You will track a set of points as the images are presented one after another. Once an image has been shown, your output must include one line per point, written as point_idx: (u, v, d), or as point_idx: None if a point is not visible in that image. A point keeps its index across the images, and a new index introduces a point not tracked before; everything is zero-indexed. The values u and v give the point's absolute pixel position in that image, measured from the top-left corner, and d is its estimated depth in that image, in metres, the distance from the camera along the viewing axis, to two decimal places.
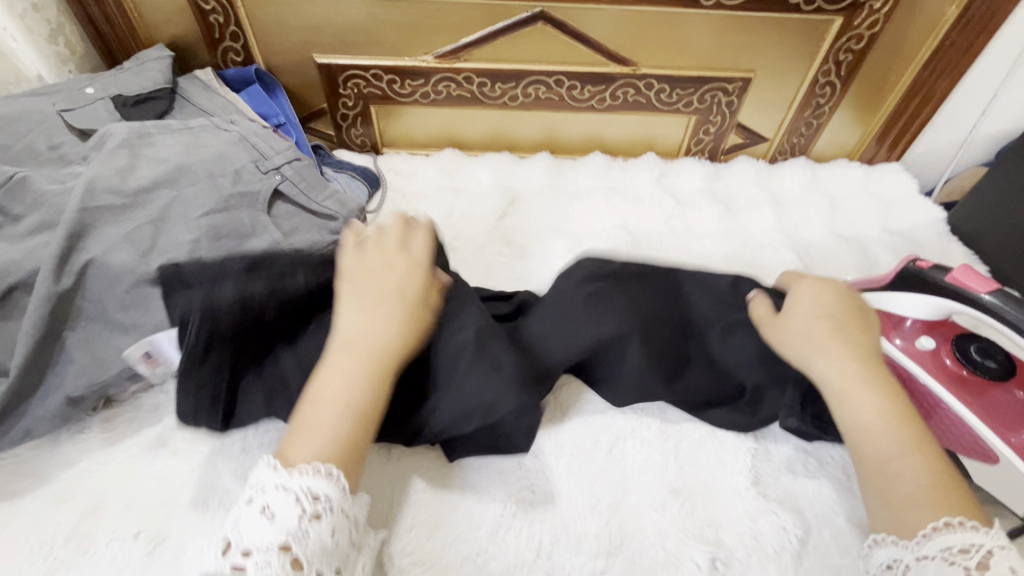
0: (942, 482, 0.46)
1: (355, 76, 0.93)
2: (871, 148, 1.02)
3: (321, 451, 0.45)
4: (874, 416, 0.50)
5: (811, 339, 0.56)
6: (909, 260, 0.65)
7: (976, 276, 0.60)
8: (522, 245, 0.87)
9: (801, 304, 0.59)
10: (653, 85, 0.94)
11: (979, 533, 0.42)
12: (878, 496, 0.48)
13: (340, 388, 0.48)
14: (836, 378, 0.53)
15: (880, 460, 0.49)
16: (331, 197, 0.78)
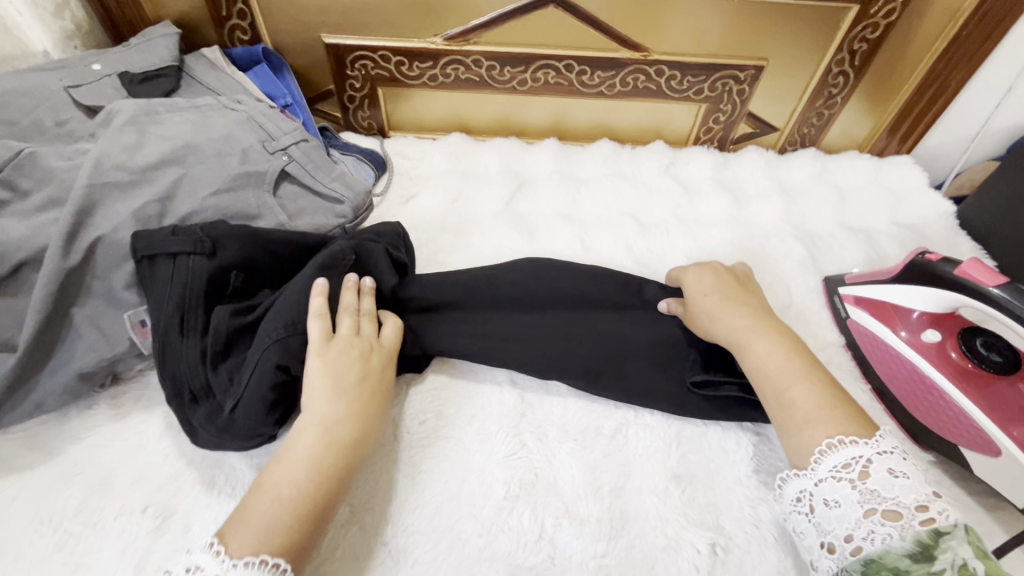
0: (830, 402, 0.53)
1: (363, 57, 0.92)
2: (882, 141, 1.01)
3: (264, 535, 0.45)
4: (770, 356, 0.58)
5: (706, 311, 0.65)
6: (919, 253, 0.66)
7: (985, 269, 0.59)
8: (528, 231, 0.87)
9: (698, 292, 0.67)
10: (664, 71, 0.93)
11: (861, 445, 0.49)
12: (784, 429, 0.54)
13: (292, 481, 0.48)
14: (731, 336, 0.61)
15: (778, 396, 0.56)
16: (338, 178, 0.76)
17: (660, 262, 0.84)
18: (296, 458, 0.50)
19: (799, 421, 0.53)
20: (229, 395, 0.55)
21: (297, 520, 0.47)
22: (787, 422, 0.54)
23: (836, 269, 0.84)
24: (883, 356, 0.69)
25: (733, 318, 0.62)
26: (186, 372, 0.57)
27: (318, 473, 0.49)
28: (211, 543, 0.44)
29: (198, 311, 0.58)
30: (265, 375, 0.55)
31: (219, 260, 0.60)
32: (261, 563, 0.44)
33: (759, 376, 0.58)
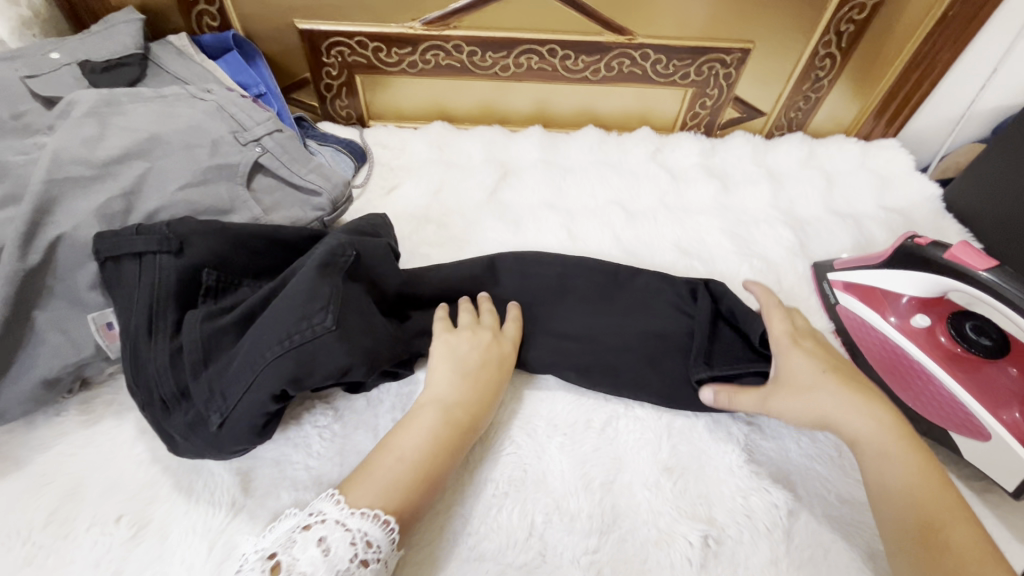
0: (987, 553, 0.44)
1: (338, 43, 0.89)
2: (869, 124, 1.00)
3: (382, 497, 0.47)
4: (910, 486, 0.49)
5: (823, 395, 0.55)
6: (908, 237, 0.65)
7: (974, 252, 0.59)
8: (513, 221, 0.85)
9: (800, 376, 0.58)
10: (650, 55, 0.90)
11: None
12: (919, 564, 0.45)
13: (417, 445, 0.51)
14: (864, 437, 0.52)
15: (920, 529, 0.46)
16: (315, 169, 0.74)
17: (649, 251, 0.82)
18: (421, 428, 0.53)
19: (942, 552, 0.44)
20: (213, 408, 0.52)
21: (418, 482, 0.50)
22: (928, 561, 0.45)
23: (825, 254, 0.84)
24: (872, 342, 0.68)
25: (861, 417, 0.53)
26: (156, 378, 0.53)
27: (439, 444, 0.52)
28: (334, 494, 0.47)
29: (168, 312, 0.55)
30: (261, 391, 0.51)
31: (186, 258, 0.57)
32: (374, 517, 0.46)
33: (892, 498, 0.49)
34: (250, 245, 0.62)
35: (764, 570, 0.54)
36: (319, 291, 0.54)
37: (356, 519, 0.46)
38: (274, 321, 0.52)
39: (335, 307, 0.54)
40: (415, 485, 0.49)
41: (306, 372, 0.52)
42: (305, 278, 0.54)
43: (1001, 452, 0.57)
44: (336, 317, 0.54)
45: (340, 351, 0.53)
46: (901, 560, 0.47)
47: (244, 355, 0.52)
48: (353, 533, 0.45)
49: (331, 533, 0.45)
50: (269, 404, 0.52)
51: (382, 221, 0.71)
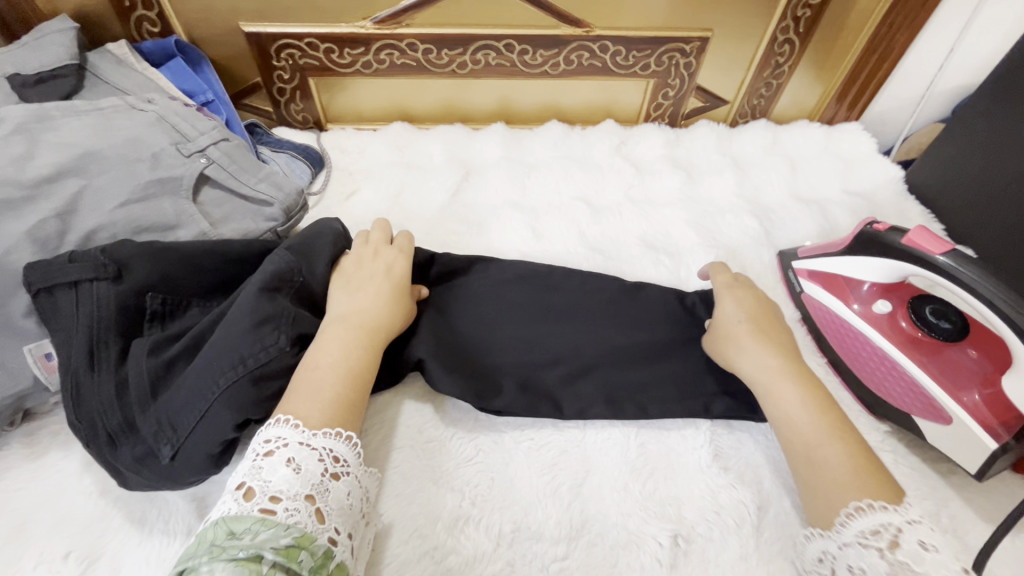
0: (862, 467, 0.49)
1: (288, 46, 0.86)
2: (831, 108, 1.00)
3: (327, 411, 0.48)
4: (798, 412, 0.54)
5: (733, 337, 0.61)
6: (868, 223, 0.65)
7: (930, 237, 0.59)
8: (476, 223, 0.83)
9: (729, 319, 0.63)
10: (608, 47, 0.89)
11: (887, 513, 0.46)
12: (810, 486, 0.51)
13: (340, 356, 0.52)
14: (759, 371, 0.58)
15: (808, 452, 0.52)
16: (265, 179, 0.71)
17: (614, 247, 0.81)
18: (346, 341, 0.54)
19: (823, 467, 0.51)
20: (162, 441, 0.50)
21: (350, 383, 0.51)
22: (816, 479, 0.51)
23: (791, 242, 0.83)
24: (837, 329, 0.68)
25: (759, 355, 0.58)
26: (101, 411, 0.51)
27: (364, 348, 0.54)
28: (288, 420, 0.46)
29: (111, 344, 0.53)
30: (217, 419, 0.49)
31: (126, 285, 0.55)
32: (338, 434, 0.47)
33: (786, 428, 0.54)
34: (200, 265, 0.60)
35: (734, 566, 0.54)
36: (268, 314, 0.53)
37: (321, 440, 0.46)
38: (222, 345, 0.51)
39: (287, 325, 0.54)
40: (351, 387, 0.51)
41: (264, 397, 0.51)
42: (247, 300, 0.53)
43: (962, 436, 0.57)
44: (290, 338, 0.53)
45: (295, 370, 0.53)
46: (803, 487, 0.52)
47: (193, 383, 0.50)
48: (320, 450, 0.45)
49: (298, 453, 0.44)
50: (228, 432, 0.49)
51: (342, 229, 0.67)
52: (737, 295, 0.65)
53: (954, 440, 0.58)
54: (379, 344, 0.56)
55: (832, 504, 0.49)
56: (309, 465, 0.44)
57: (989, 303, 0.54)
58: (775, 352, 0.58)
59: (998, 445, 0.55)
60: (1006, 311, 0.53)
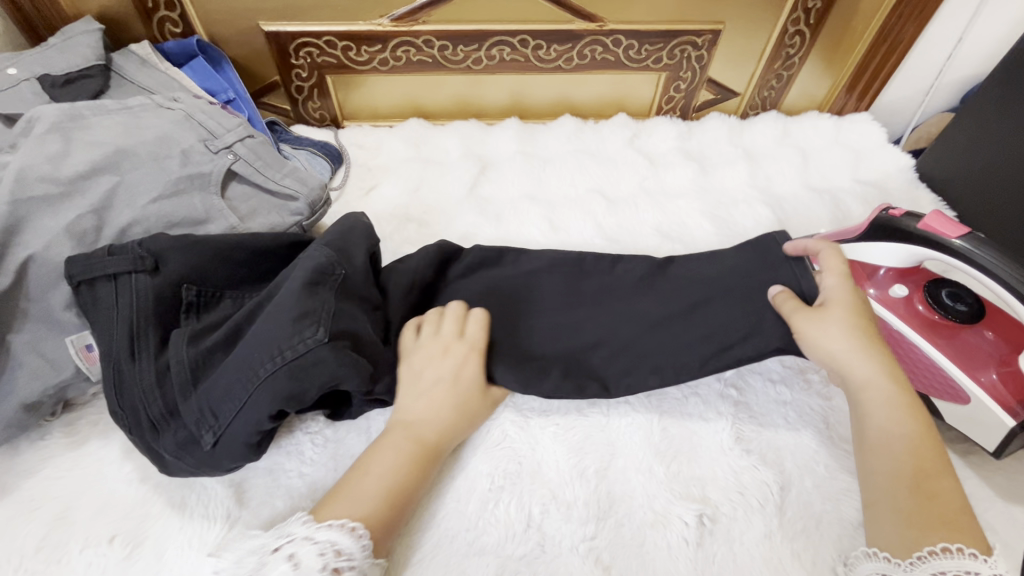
0: (966, 509, 0.45)
1: (306, 44, 0.87)
2: (841, 99, 1.02)
3: (357, 514, 0.47)
4: (907, 437, 0.50)
5: (855, 335, 0.55)
6: (882, 209, 0.66)
7: (946, 222, 0.60)
8: (495, 215, 0.84)
9: (845, 303, 0.57)
10: (621, 41, 0.90)
11: (977, 561, 0.41)
12: (897, 512, 0.46)
13: (386, 469, 0.51)
14: (875, 383, 0.53)
15: (920, 484, 0.47)
16: (290, 174, 0.72)
17: (631, 238, 0.83)
18: (394, 450, 0.53)
19: (924, 501, 0.46)
20: (205, 427, 0.51)
21: (388, 500, 0.49)
22: (911, 510, 0.46)
23: (805, 231, 0.85)
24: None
25: (872, 362, 0.53)
26: (143, 399, 0.52)
27: (413, 465, 0.53)
28: (303, 514, 0.46)
29: (151, 334, 0.54)
30: (257, 409, 0.50)
31: (163, 278, 0.56)
32: (342, 526, 0.45)
33: (889, 452, 0.50)
34: (230, 259, 0.62)
35: (759, 545, 0.55)
36: (309, 306, 0.53)
37: (326, 531, 0.45)
38: (264, 339, 0.51)
39: (327, 319, 0.53)
40: (391, 498, 0.50)
41: (303, 388, 0.50)
42: (291, 294, 0.54)
43: (980, 415, 0.58)
44: (328, 331, 0.52)
45: (334, 362, 0.51)
46: (884, 513, 0.47)
47: (235, 372, 0.51)
48: (322, 544, 0.44)
49: (300, 549, 0.44)
50: (265, 422, 0.50)
51: (367, 223, 0.67)
52: (843, 267, 0.60)
53: (971, 419, 0.60)
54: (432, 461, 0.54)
55: (921, 538, 0.44)
56: (308, 562, 0.43)
57: (1006, 283, 0.56)
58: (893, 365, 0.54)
59: (1015, 422, 0.56)
60: (1022, 292, 0.54)
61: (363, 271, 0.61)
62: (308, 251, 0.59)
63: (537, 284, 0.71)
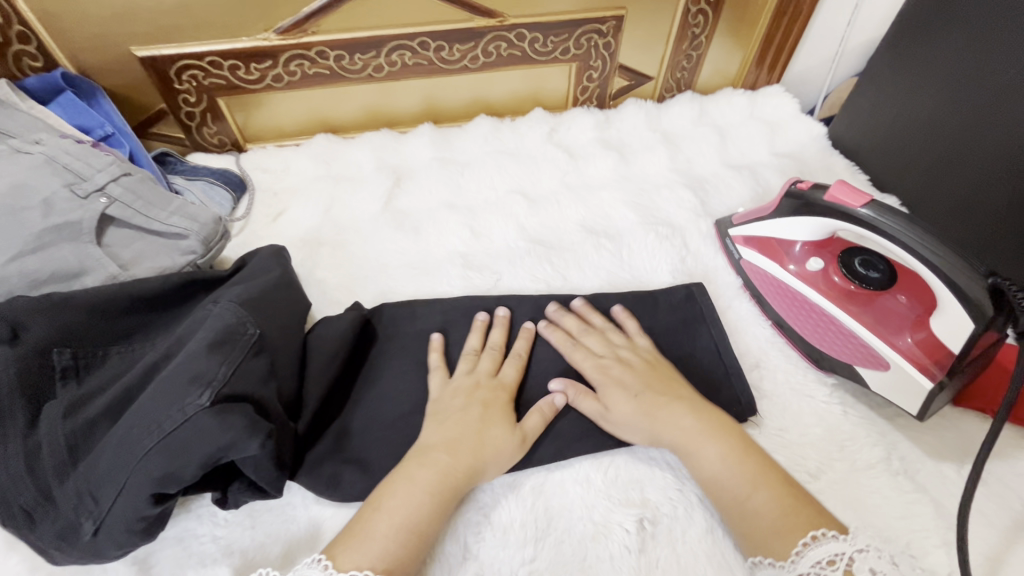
0: (792, 506, 0.48)
1: (189, 67, 0.81)
2: (752, 74, 1.03)
3: (375, 558, 0.44)
4: (718, 470, 0.52)
5: (636, 411, 0.57)
6: (791, 183, 0.67)
7: (851, 192, 0.60)
8: (413, 228, 0.80)
9: (626, 388, 0.59)
10: (525, 35, 0.87)
11: (839, 541, 0.44)
12: (745, 536, 0.49)
13: (408, 505, 0.48)
14: (676, 441, 0.55)
15: (745, 505, 0.50)
16: (177, 211, 0.67)
17: (555, 236, 0.80)
18: (419, 485, 0.50)
19: (752, 515, 0.49)
20: (85, 514, 0.46)
21: (405, 538, 0.47)
22: (749, 526, 0.49)
23: (727, 210, 0.84)
24: (780, 294, 0.68)
25: (666, 422, 0.56)
26: (11, 487, 0.47)
27: (435, 501, 0.49)
28: (319, 559, 0.44)
29: (17, 410, 0.49)
30: (134, 493, 0.45)
31: (26, 345, 0.51)
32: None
33: (712, 485, 0.52)
34: (107, 314, 0.56)
35: (702, 541, 0.54)
36: (203, 370, 0.49)
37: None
38: (149, 409, 0.47)
39: (221, 383, 0.48)
40: (410, 532, 0.47)
41: (178, 465, 0.45)
42: (187, 357, 0.50)
43: (901, 380, 0.59)
44: (216, 394, 0.47)
45: (215, 430, 0.45)
46: (740, 537, 0.50)
47: (115, 449, 0.46)
48: None
49: None
50: (145, 508, 0.45)
51: (288, 273, 0.66)
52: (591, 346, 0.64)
53: (895, 385, 0.60)
54: (458, 488, 0.51)
55: (772, 545, 0.47)
56: None
57: (907, 246, 0.56)
58: (679, 412, 0.56)
59: (934, 383, 0.56)
60: (922, 251, 0.55)
61: (281, 330, 0.58)
62: (215, 307, 0.55)
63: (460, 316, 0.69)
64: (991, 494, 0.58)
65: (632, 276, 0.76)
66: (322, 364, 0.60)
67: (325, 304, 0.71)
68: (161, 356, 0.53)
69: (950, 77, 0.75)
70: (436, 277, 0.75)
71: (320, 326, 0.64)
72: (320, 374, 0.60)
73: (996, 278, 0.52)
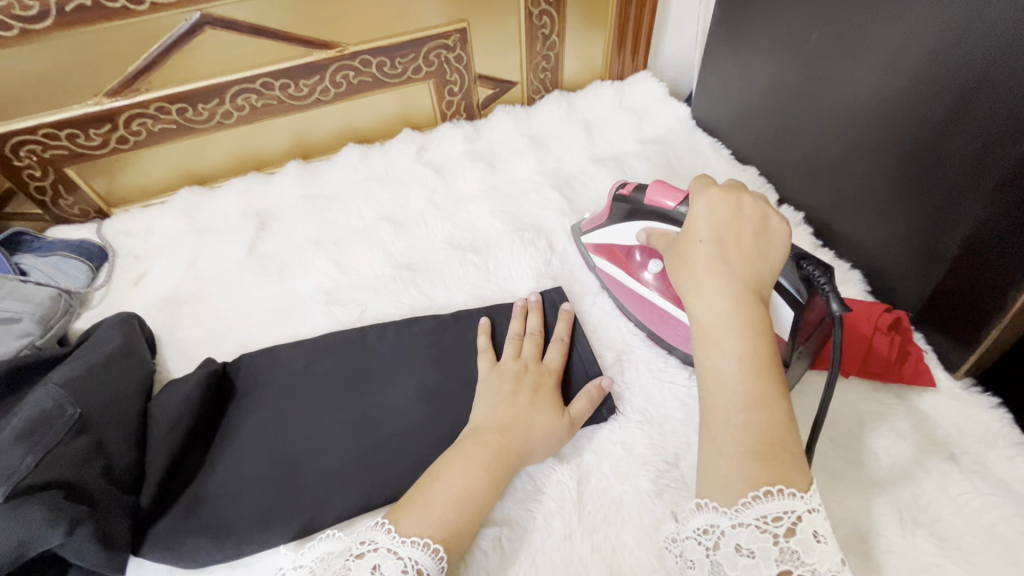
0: (780, 439, 0.41)
1: (24, 142, 0.79)
2: (616, 64, 1.03)
3: (432, 528, 0.45)
4: (733, 371, 0.43)
5: (693, 274, 0.48)
6: (616, 188, 0.67)
7: (667, 192, 0.60)
8: (279, 271, 0.79)
9: (694, 234, 0.50)
10: (371, 61, 0.87)
11: (795, 499, 0.39)
12: (718, 452, 0.42)
13: (460, 485, 0.49)
14: (712, 321, 0.45)
15: (735, 418, 0.42)
16: (9, 294, 0.66)
17: (423, 257, 0.80)
18: (475, 463, 0.51)
19: (734, 430, 0.42)
20: None
21: (458, 504, 0.48)
22: (725, 439, 0.42)
23: (594, 205, 0.85)
24: (630, 296, 0.69)
25: (721, 296, 0.46)
26: None
27: (489, 478, 0.51)
28: (384, 523, 0.45)
29: None
30: None
31: None
32: (425, 545, 0.44)
33: (716, 384, 0.44)
34: None
35: (561, 549, 0.53)
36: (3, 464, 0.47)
37: (408, 547, 0.43)
38: None
39: (20, 477, 0.47)
40: (463, 502, 0.48)
41: None
42: None
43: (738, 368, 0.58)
44: (14, 488, 0.46)
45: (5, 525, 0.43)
46: (704, 443, 0.43)
47: None
48: (405, 561, 0.42)
49: (384, 562, 0.42)
50: None
51: (130, 341, 0.64)
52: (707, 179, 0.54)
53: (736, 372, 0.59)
54: (511, 467, 0.53)
55: (729, 481, 0.41)
56: None
57: None
58: (744, 285, 0.46)
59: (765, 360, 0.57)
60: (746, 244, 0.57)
61: (108, 406, 0.56)
62: (36, 391, 0.54)
63: (320, 355, 0.68)
64: (846, 452, 0.58)
65: (498, 287, 0.75)
66: (165, 430, 0.58)
67: (184, 364, 0.70)
68: None
69: (771, 47, 0.77)
70: (301, 319, 0.74)
71: (166, 390, 0.62)
72: (164, 439, 0.58)
73: (806, 267, 0.53)
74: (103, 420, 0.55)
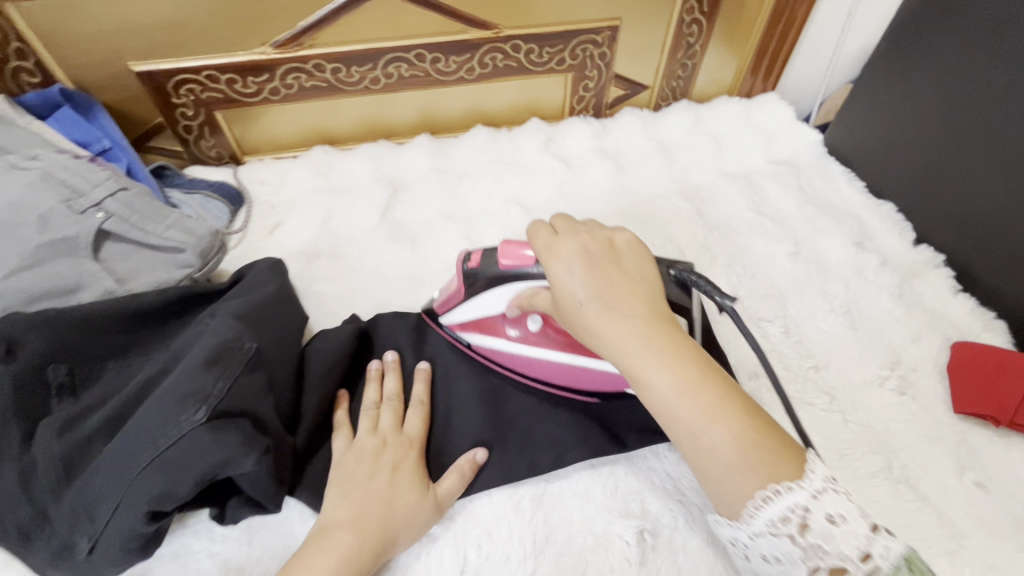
0: (750, 442, 0.38)
1: (186, 81, 0.81)
2: (747, 81, 1.02)
3: None
4: (677, 406, 0.39)
5: (597, 333, 0.42)
6: (461, 261, 0.57)
7: (516, 250, 0.52)
8: (412, 239, 0.80)
9: (569, 295, 0.44)
10: (521, 46, 0.88)
11: (796, 490, 0.37)
12: (708, 479, 0.39)
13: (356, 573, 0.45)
14: (624, 365, 0.41)
15: (697, 444, 0.39)
16: (174, 225, 0.67)
17: None
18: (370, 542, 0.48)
19: (702, 455, 0.39)
20: (80, 531, 0.47)
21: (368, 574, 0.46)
22: (705, 470, 0.39)
23: (724, 219, 0.84)
24: (510, 357, 0.62)
25: (626, 337, 0.41)
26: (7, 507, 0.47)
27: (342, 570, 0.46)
28: None
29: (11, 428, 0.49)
30: (128, 509, 0.45)
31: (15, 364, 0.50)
32: None
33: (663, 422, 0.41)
34: (100, 330, 0.56)
35: (704, 553, 0.54)
36: (200, 386, 0.49)
37: None
38: (144, 426, 0.47)
39: (214, 398, 0.48)
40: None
41: (173, 482, 0.46)
42: (182, 372, 0.50)
43: None
44: (212, 412, 0.48)
45: (210, 445, 0.46)
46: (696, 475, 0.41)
47: (111, 465, 0.47)
48: None
49: None
50: (139, 524, 0.46)
51: (285, 286, 0.66)
52: (543, 240, 0.48)
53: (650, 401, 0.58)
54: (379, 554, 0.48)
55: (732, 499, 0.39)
56: None
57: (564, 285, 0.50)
58: (634, 316, 0.41)
59: None
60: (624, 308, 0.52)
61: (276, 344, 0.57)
62: (215, 321, 0.56)
63: None
64: (994, 502, 0.58)
65: None
66: (320, 376, 0.60)
67: (322, 316, 0.72)
68: (155, 372, 0.53)
69: (938, 84, 0.76)
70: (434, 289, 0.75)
71: (316, 339, 0.64)
72: (319, 386, 0.59)
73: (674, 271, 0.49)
74: (273, 358, 0.56)
